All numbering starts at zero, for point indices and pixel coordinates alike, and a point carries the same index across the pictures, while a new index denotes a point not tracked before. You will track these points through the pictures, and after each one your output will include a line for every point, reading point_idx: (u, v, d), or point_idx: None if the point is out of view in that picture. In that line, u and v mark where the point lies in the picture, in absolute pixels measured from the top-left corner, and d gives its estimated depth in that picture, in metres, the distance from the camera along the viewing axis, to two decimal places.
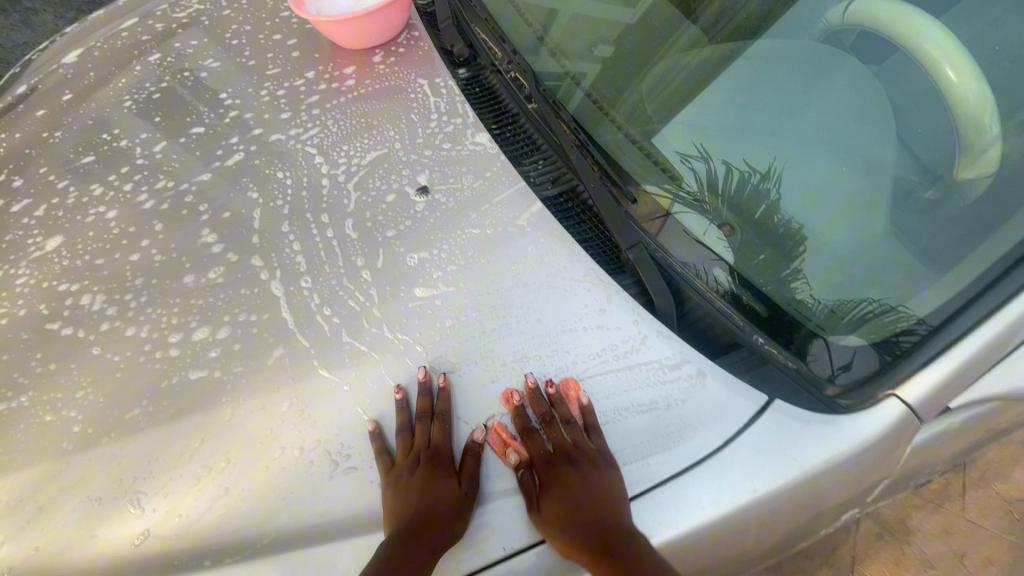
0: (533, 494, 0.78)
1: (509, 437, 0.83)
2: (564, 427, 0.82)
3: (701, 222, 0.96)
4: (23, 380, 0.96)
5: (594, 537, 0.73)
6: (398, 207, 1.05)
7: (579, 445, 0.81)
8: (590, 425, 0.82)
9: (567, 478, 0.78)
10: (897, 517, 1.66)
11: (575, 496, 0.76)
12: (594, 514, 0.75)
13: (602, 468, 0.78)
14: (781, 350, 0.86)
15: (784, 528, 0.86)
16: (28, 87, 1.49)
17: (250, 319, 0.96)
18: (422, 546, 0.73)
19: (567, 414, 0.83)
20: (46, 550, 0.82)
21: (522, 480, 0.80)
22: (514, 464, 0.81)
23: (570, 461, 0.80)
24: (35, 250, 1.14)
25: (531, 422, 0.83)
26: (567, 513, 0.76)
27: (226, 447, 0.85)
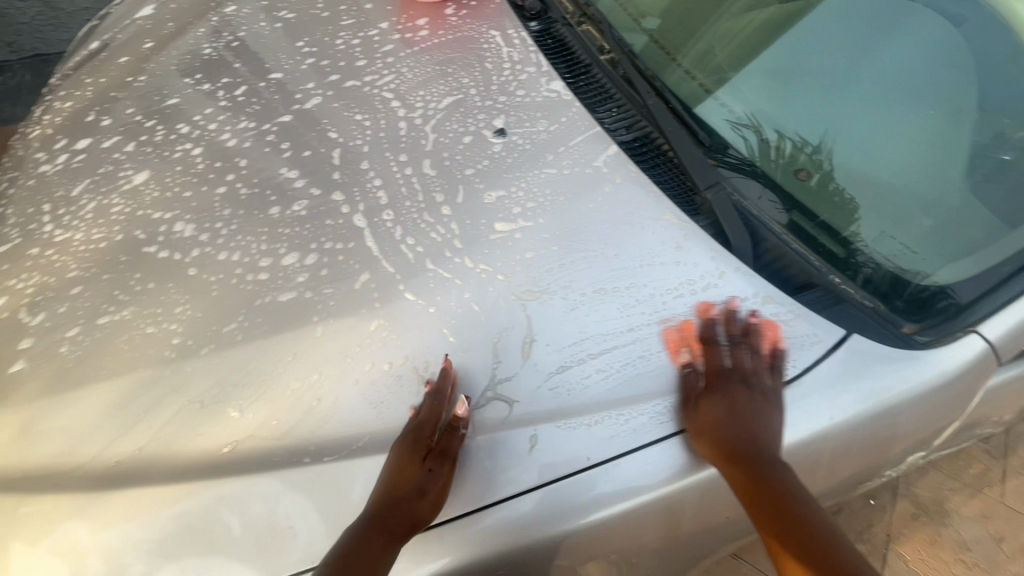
0: (694, 392, 0.85)
1: (696, 340, 0.87)
2: (750, 354, 0.84)
3: (778, 169, 0.98)
4: (126, 297, 1.03)
5: (739, 449, 0.80)
6: (476, 147, 1.08)
7: (759, 372, 0.84)
8: (775, 362, 0.84)
9: (734, 394, 0.82)
10: (934, 499, 1.65)
11: (738, 415, 0.81)
12: (749, 432, 0.80)
13: (770, 401, 0.81)
14: (858, 291, 0.88)
15: (849, 465, 0.89)
16: (104, 41, 1.56)
17: (337, 247, 1.00)
18: (381, 530, 0.78)
19: (757, 345, 0.85)
20: (155, 445, 0.88)
21: (686, 378, 0.85)
22: (684, 363, 0.86)
23: (740, 380, 0.83)
24: (126, 182, 1.20)
25: (718, 337, 0.86)
26: (721, 422, 0.81)
27: (319, 361, 0.90)
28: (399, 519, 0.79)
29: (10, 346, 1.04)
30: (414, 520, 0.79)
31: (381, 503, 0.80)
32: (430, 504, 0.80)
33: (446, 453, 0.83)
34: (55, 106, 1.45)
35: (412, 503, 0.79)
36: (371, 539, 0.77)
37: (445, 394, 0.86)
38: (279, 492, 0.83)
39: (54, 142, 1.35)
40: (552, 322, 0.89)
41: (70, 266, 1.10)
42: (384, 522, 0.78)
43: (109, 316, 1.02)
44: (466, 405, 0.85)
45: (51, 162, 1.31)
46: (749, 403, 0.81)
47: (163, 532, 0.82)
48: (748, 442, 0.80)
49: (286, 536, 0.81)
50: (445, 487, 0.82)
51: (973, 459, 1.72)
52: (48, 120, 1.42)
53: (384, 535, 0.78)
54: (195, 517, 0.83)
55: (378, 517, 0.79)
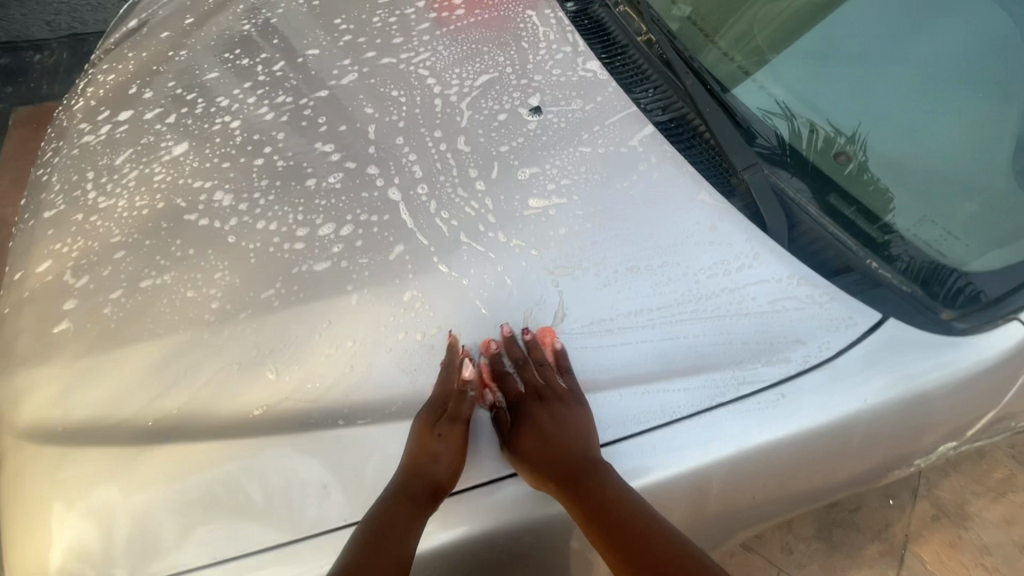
0: (508, 428, 0.86)
1: (487, 378, 0.89)
2: (537, 368, 0.87)
3: (816, 152, 0.97)
4: (167, 263, 1.06)
5: (563, 467, 0.80)
6: (511, 125, 1.08)
7: (551, 383, 0.86)
8: (561, 365, 0.86)
9: (538, 417, 0.84)
10: (955, 502, 1.62)
11: (546, 434, 0.82)
12: (563, 445, 0.81)
13: (572, 404, 0.83)
14: (896, 276, 0.86)
15: (881, 451, 0.88)
16: (142, 19, 1.59)
17: (372, 219, 1.01)
18: (408, 500, 0.79)
19: (541, 357, 0.87)
20: (193, 404, 0.91)
21: (496, 418, 0.87)
22: (490, 403, 0.88)
23: (540, 401, 0.86)
24: (166, 153, 1.23)
25: (505, 367, 0.89)
26: (538, 447, 0.82)
27: (352, 329, 0.91)
28: (420, 487, 0.79)
29: (57, 307, 1.08)
30: (436, 487, 0.80)
31: (403, 474, 0.81)
32: (447, 467, 0.81)
33: (457, 418, 0.84)
34: (98, 80, 1.49)
35: (428, 469, 0.80)
36: (395, 511, 0.78)
37: (450, 362, 0.87)
38: (313, 453, 0.85)
39: (97, 113, 1.39)
40: (580, 298, 0.90)
41: (113, 232, 1.14)
42: (408, 493, 0.79)
43: (150, 280, 1.05)
44: (471, 367, 0.87)
45: (94, 133, 1.35)
46: (553, 416, 0.83)
47: (201, 487, 0.85)
48: (562, 457, 0.80)
49: (318, 496, 0.83)
50: (459, 453, 0.82)
51: (997, 463, 1.68)
52: (91, 92, 1.46)
53: (407, 504, 0.78)
54: (230, 476, 0.85)
55: (400, 489, 0.80)
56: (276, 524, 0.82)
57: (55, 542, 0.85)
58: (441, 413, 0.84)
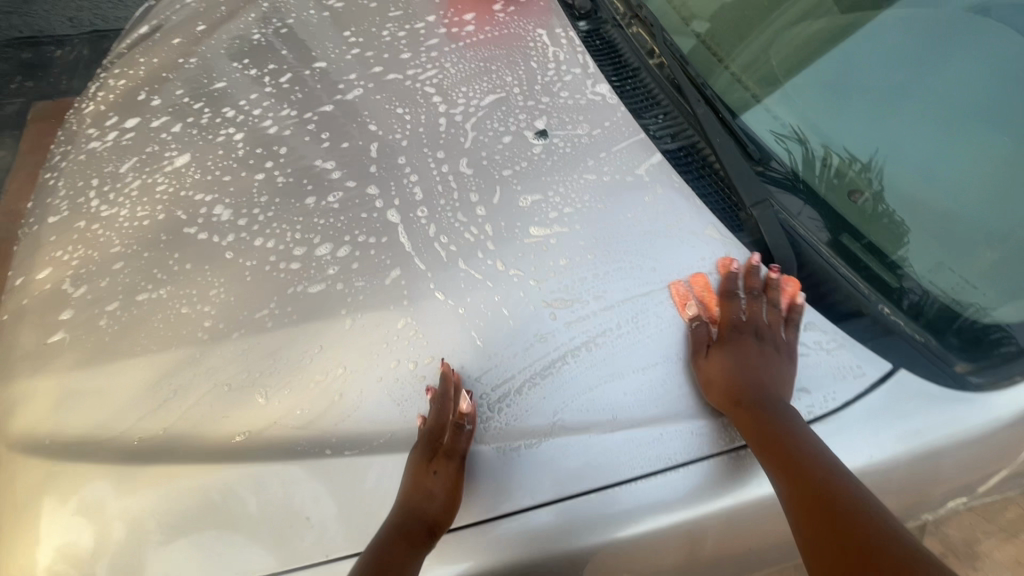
0: (704, 342, 0.86)
1: (710, 296, 0.89)
2: (767, 307, 0.86)
3: (829, 189, 0.94)
4: (164, 276, 1.05)
5: (752, 394, 0.80)
6: (516, 147, 1.06)
7: (772, 327, 0.85)
8: (792, 318, 0.85)
9: (745, 346, 0.85)
10: (965, 541, 1.58)
11: (746, 364, 0.83)
12: (757, 379, 0.81)
13: (780, 357, 0.82)
14: (908, 324, 0.83)
15: (889, 508, 0.84)
16: (153, 26, 1.60)
17: (370, 241, 0.99)
18: (403, 539, 0.76)
19: (775, 300, 0.87)
20: (182, 425, 0.90)
21: (696, 331, 0.86)
22: (694, 317, 0.87)
23: (753, 335, 0.85)
24: (169, 164, 1.22)
25: (738, 290, 0.89)
26: (730, 368, 0.83)
27: (346, 355, 0.90)
28: (415, 524, 0.76)
29: (53, 316, 1.07)
30: (431, 525, 0.77)
31: (397, 513, 0.78)
32: (442, 503, 0.78)
33: (453, 453, 0.82)
34: (109, 84, 1.49)
35: (422, 506, 0.77)
36: (391, 551, 0.75)
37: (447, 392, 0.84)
38: (300, 481, 0.84)
39: (105, 119, 1.39)
40: (584, 329, 0.87)
41: (113, 242, 1.13)
42: (403, 533, 0.76)
43: (147, 294, 1.04)
44: (469, 399, 0.84)
45: (101, 139, 1.35)
46: (761, 356, 0.83)
47: (186, 509, 0.84)
48: (754, 388, 0.80)
49: (303, 528, 0.81)
50: (452, 490, 0.80)
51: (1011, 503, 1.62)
52: (101, 97, 1.46)
53: (403, 543, 0.75)
54: (217, 499, 0.84)
55: (395, 527, 0.77)
56: (259, 554, 0.80)
57: (42, 546, 0.85)
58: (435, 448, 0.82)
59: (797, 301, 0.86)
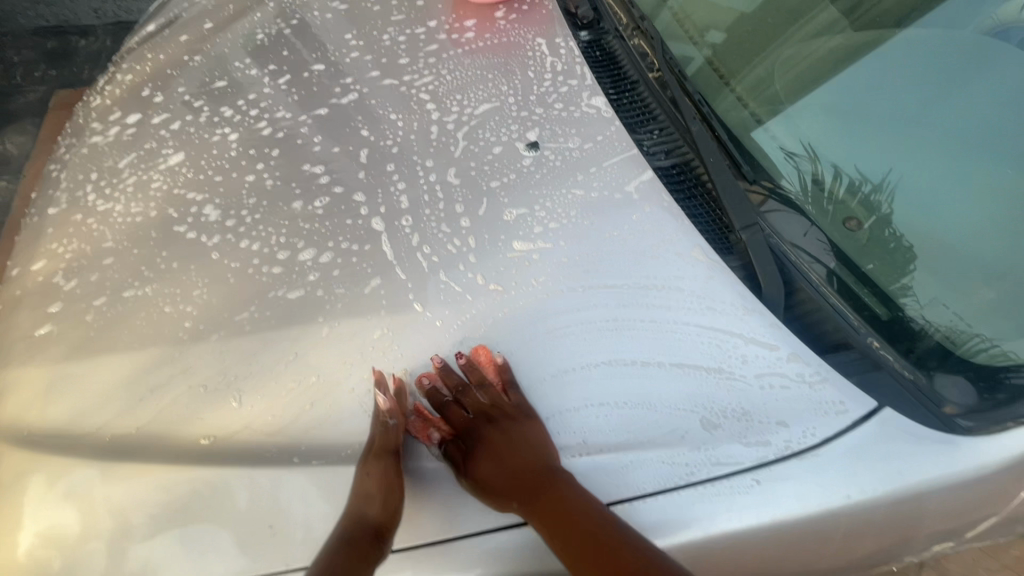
0: (461, 459, 0.83)
1: (427, 416, 0.87)
2: (479, 391, 0.87)
3: (824, 215, 0.91)
4: (151, 274, 1.06)
5: (526, 482, 0.78)
6: (506, 158, 1.05)
7: (495, 404, 0.85)
8: (505, 381, 0.85)
9: (490, 441, 0.84)
10: None
11: (502, 457, 0.82)
12: (520, 464, 0.80)
13: (523, 420, 0.82)
14: (900, 360, 0.79)
15: (866, 547, 0.80)
16: (161, 23, 1.61)
17: (352, 248, 0.99)
18: (348, 548, 0.75)
19: (482, 378, 0.87)
20: (154, 424, 0.90)
21: (445, 451, 0.84)
22: (437, 441, 0.86)
23: (489, 423, 0.86)
24: (165, 161, 1.24)
25: (444, 396, 0.87)
26: (494, 470, 0.81)
27: (318, 362, 0.90)
28: (359, 531, 0.75)
29: (43, 308, 1.09)
30: (375, 529, 0.76)
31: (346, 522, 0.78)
32: (382, 505, 0.77)
33: (385, 451, 0.81)
34: (116, 78, 1.51)
35: (362, 510, 0.76)
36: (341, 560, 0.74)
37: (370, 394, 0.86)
38: (265, 489, 0.83)
39: (109, 113, 1.41)
40: (541, 348, 0.86)
41: (106, 237, 1.15)
42: (348, 542, 0.75)
43: (133, 290, 1.05)
44: (383, 395, 0.85)
45: (103, 133, 1.37)
46: (507, 438, 0.83)
47: (155, 510, 0.84)
48: (521, 474, 0.79)
49: (266, 535, 0.81)
50: (388, 489, 0.78)
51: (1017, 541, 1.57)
52: (108, 91, 1.49)
53: (349, 552, 0.74)
54: (185, 500, 0.84)
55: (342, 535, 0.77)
56: (221, 558, 0.81)
57: (20, 537, 0.85)
58: (369, 448, 0.81)
59: (497, 366, 0.86)
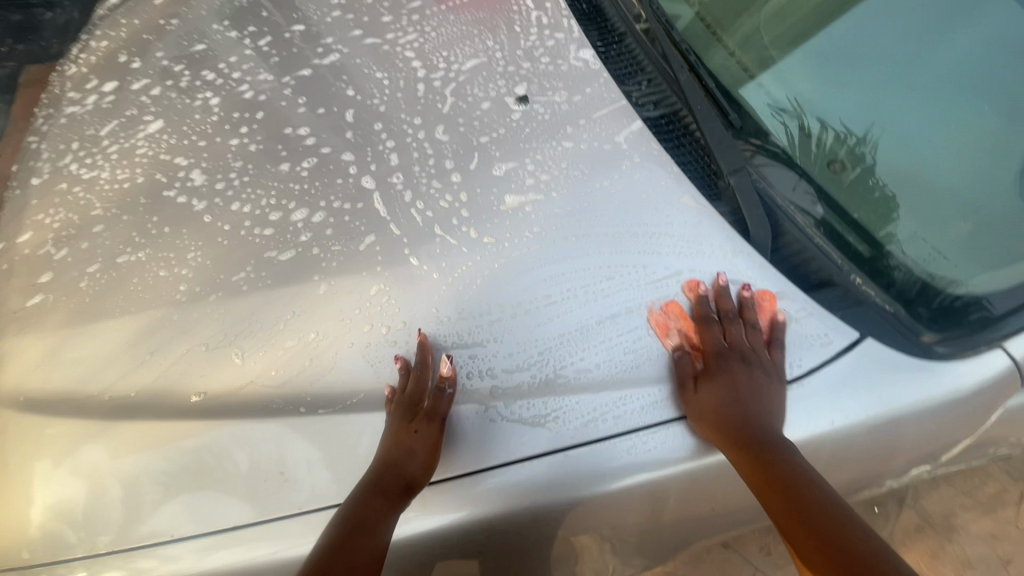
0: (691, 376, 0.83)
1: (685, 320, 0.86)
2: (745, 330, 0.84)
3: (811, 160, 0.93)
4: (142, 239, 1.06)
5: (755, 431, 0.78)
6: (495, 113, 1.05)
7: (756, 350, 0.84)
8: (774, 337, 0.83)
9: (735, 373, 0.83)
10: (941, 513, 1.63)
11: (739, 394, 0.81)
12: (757, 414, 0.79)
13: (773, 379, 0.81)
14: (879, 293, 0.83)
15: (849, 473, 0.85)
16: None
17: (345, 207, 1.00)
18: (381, 494, 0.79)
19: (752, 321, 0.85)
20: (159, 383, 0.92)
21: (677, 359, 0.83)
22: (672, 345, 0.85)
23: (740, 360, 0.84)
24: (148, 128, 1.22)
25: (711, 313, 0.85)
26: (726, 401, 0.81)
27: (317, 319, 0.91)
28: (394, 480, 0.79)
29: (38, 276, 1.11)
30: (408, 483, 0.79)
31: (376, 470, 0.82)
32: (422, 461, 0.81)
33: (433, 414, 0.83)
34: (91, 46, 1.48)
35: (402, 462, 0.80)
36: (368, 503, 0.78)
37: (418, 359, 0.87)
38: (274, 439, 0.86)
39: (88, 82, 1.39)
40: (536, 292, 0.88)
41: (93, 205, 1.14)
42: (380, 489, 0.79)
43: (126, 256, 1.05)
44: (449, 363, 0.86)
45: (82, 103, 1.36)
46: (754, 384, 0.81)
47: (166, 467, 0.87)
48: (750, 424, 0.78)
49: (276, 480, 0.84)
50: (433, 450, 0.82)
51: (990, 478, 1.68)
52: (84, 60, 1.46)
53: (380, 498, 0.79)
54: (195, 454, 0.87)
55: (375, 481, 0.81)
56: (234, 506, 0.83)
57: (37, 499, 0.88)
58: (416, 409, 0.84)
59: (775, 318, 0.84)
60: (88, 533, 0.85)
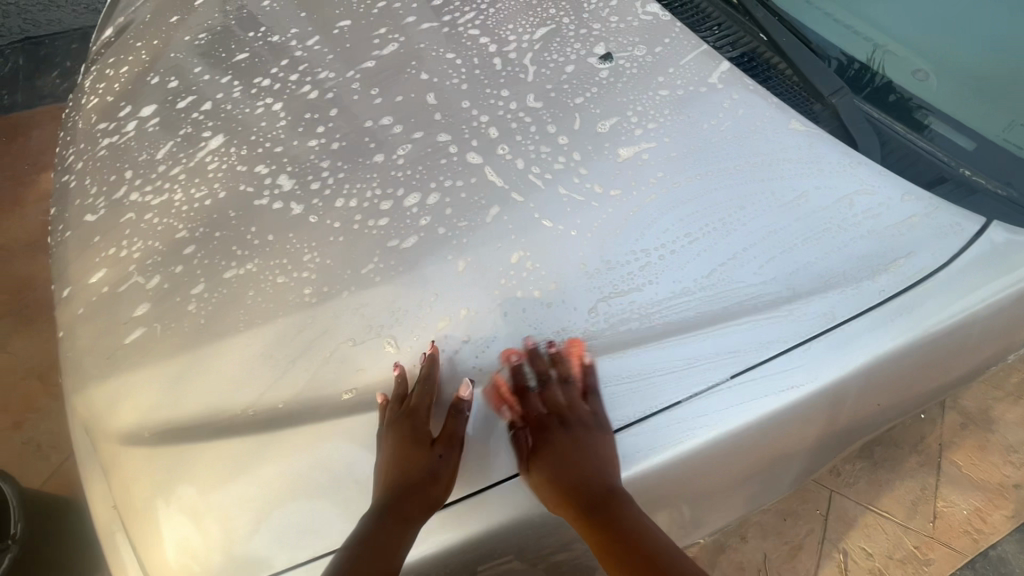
0: (528, 450, 0.86)
1: (507, 391, 0.88)
2: (560, 386, 0.87)
3: (895, 73, 1.01)
4: (246, 252, 1.02)
5: (586, 497, 0.82)
6: (583, 74, 1.07)
7: (574, 407, 0.86)
8: (589, 387, 0.86)
9: (568, 441, 0.85)
10: (979, 409, 1.75)
11: (567, 462, 0.84)
12: (585, 479, 0.82)
13: (596, 434, 0.84)
14: (991, 180, 0.92)
15: (985, 349, 0.94)
16: (124, 21, 1.50)
17: (458, 184, 1.00)
18: (397, 518, 0.81)
19: (566, 371, 0.87)
20: (309, 392, 0.90)
21: (518, 434, 0.87)
22: (508, 420, 0.87)
23: (565, 424, 0.87)
24: (211, 143, 1.18)
25: (529, 381, 0.89)
26: (555, 473, 0.85)
27: (462, 296, 0.91)
28: (410, 504, 0.81)
29: (129, 310, 1.05)
30: (430, 502, 0.82)
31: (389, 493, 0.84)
32: (443, 484, 0.83)
33: (452, 438, 0.85)
34: (109, 74, 1.41)
35: (421, 485, 0.82)
36: (382, 527, 0.80)
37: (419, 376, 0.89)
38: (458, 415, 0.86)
39: (119, 109, 1.32)
40: (677, 232, 0.91)
41: (177, 227, 1.09)
42: (392, 510, 0.82)
43: (233, 271, 1.01)
44: (471, 387, 0.86)
45: (121, 130, 1.29)
46: (581, 448, 0.84)
47: (344, 467, 0.86)
48: (581, 487, 0.82)
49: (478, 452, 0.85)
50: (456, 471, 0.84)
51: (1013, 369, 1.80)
52: (106, 88, 1.38)
53: (393, 521, 0.81)
54: (364, 451, 0.86)
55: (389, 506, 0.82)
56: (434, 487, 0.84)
57: (166, 538, 0.86)
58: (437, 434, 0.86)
59: (585, 365, 0.87)
60: (266, 552, 0.82)
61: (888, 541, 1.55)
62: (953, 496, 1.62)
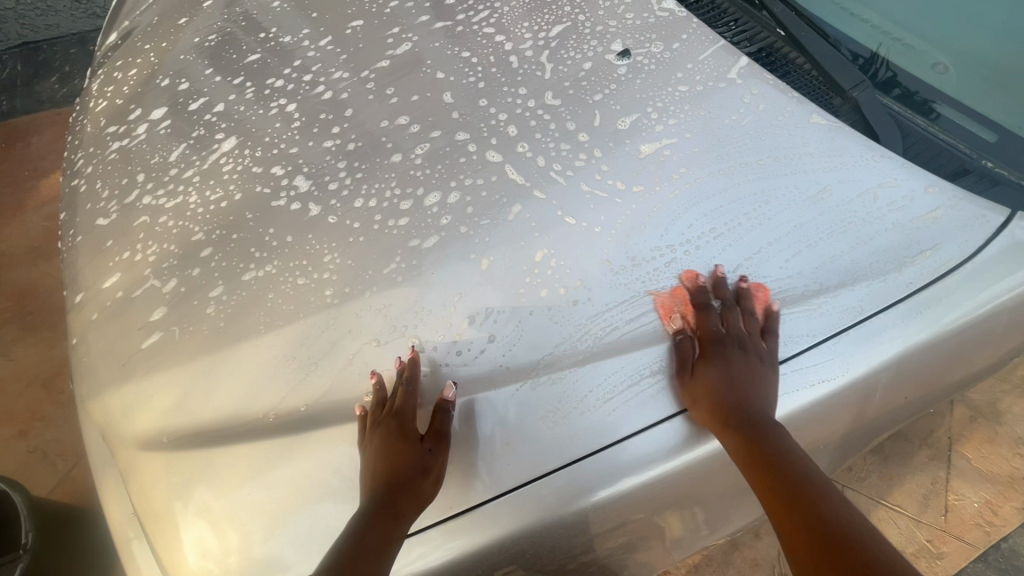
0: (690, 359, 0.87)
1: (689, 306, 0.89)
2: (740, 317, 0.87)
3: (913, 66, 1.01)
4: (264, 253, 1.01)
5: (745, 413, 0.83)
6: (601, 70, 1.06)
7: (751, 337, 0.87)
8: (768, 326, 0.87)
9: (729, 360, 0.87)
10: (988, 402, 1.75)
11: (730, 379, 0.85)
12: (744, 397, 0.84)
13: (763, 366, 0.85)
14: (1012, 171, 0.93)
15: (1006, 341, 0.95)
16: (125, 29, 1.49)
17: (478, 182, 0.99)
18: (387, 514, 0.81)
19: (749, 308, 0.88)
20: (334, 393, 0.89)
21: (682, 344, 0.88)
22: (676, 329, 0.89)
23: (736, 347, 0.87)
24: (225, 145, 1.17)
25: (710, 300, 0.89)
26: (719, 383, 0.86)
27: (487, 295, 0.90)
28: (399, 501, 0.81)
29: (144, 315, 1.03)
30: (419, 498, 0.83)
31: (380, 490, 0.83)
32: (431, 480, 0.83)
33: (440, 434, 0.85)
34: (117, 77, 1.39)
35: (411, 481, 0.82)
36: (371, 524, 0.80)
37: (402, 376, 0.89)
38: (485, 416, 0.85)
39: (129, 112, 1.31)
40: (702, 227, 0.91)
41: (192, 230, 1.08)
42: (382, 508, 0.81)
43: (251, 273, 1.00)
44: (454, 389, 0.87)
45: (131, 133, 1.27)
46: (749, 371, 0.86)
47: (364, 471, 0.85)
48: (738, 405, 0.84)
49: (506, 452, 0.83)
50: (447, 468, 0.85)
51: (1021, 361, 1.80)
52: (114, 91, 1.37)
53: (383, 518, 0.80)
54: (388, 452, 0.85)
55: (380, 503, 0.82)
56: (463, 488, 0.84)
57: (186, 543, 0.84)
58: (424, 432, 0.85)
59: (770, 308, 0.87)
60: (290, 556, 0.81)
61: (900, 535, 1.56)
62: (964, 489, 1.62)
